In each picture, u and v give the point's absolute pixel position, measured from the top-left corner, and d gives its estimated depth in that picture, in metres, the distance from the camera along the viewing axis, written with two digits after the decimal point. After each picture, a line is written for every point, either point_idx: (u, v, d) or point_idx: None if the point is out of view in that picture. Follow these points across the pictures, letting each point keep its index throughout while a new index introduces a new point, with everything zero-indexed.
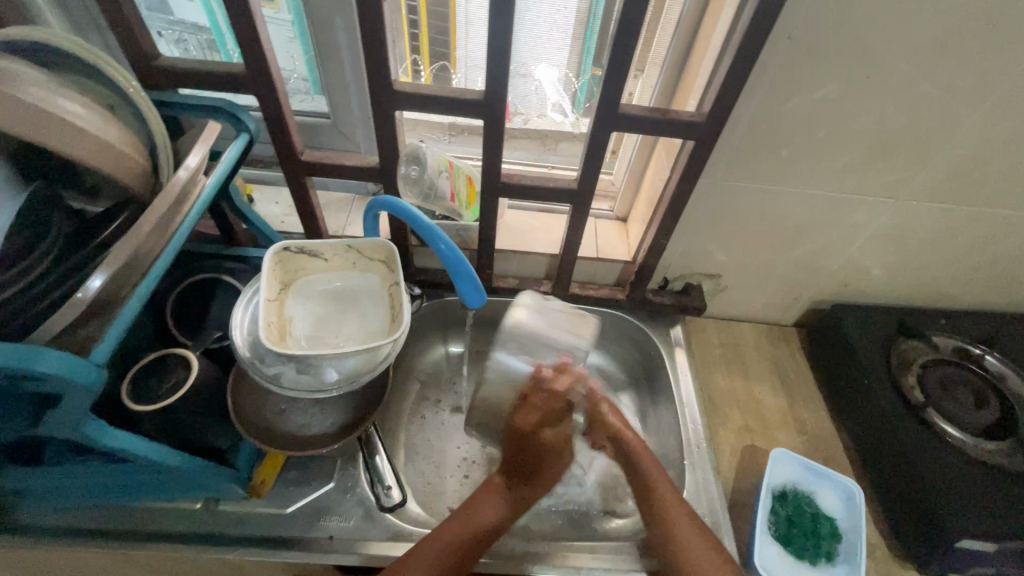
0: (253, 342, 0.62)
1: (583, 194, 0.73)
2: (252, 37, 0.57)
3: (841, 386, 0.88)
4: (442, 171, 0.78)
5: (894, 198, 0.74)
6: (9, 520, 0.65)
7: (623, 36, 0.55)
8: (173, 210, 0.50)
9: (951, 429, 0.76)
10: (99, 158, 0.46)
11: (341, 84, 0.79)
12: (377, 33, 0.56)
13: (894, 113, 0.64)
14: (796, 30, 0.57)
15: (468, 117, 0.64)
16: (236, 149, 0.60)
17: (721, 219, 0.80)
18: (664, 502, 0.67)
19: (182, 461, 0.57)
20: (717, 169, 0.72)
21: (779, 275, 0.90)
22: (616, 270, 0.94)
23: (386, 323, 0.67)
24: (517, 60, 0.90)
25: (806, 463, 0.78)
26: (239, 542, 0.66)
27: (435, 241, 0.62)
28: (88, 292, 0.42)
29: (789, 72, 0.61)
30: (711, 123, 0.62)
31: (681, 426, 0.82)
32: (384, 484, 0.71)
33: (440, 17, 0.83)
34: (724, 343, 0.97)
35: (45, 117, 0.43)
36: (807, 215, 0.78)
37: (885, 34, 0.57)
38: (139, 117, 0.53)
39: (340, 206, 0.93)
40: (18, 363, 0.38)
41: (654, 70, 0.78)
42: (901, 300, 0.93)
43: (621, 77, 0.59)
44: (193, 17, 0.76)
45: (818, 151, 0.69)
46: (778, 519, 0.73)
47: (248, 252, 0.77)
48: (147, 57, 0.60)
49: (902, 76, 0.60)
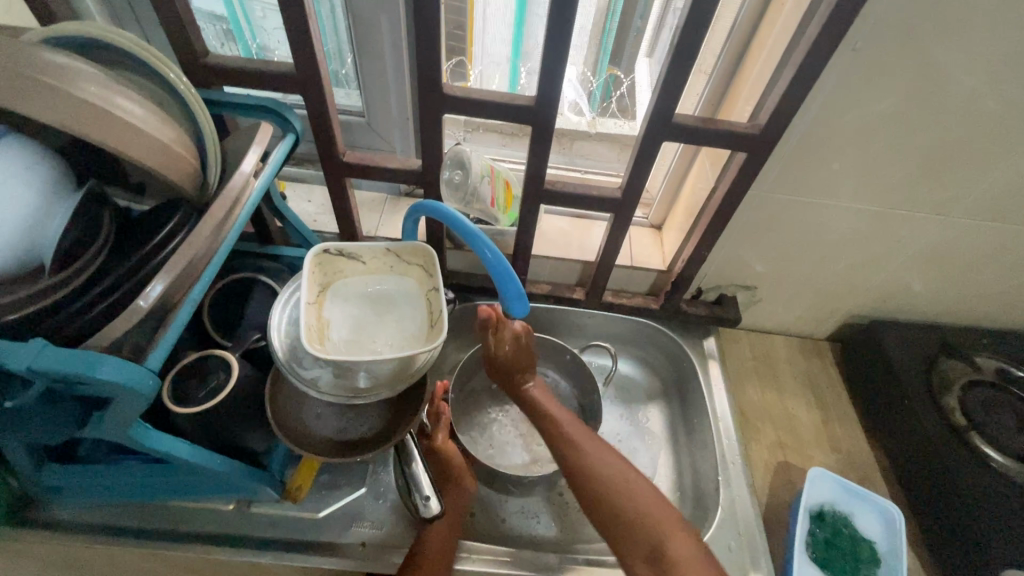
0: (291, 344, 0.62)
1: (625, 202, 0.72)
2: (304, 35, 0.56)
3: (879, 404, 0.86)
4: (484, 177, 0.77)
5: (946, 215, 0.72)
6: (42, 514, 0.64)
7: (684, 44, 0.54)
8: (226, 213, 0.49)
9: (994, 453, 0.73)
10: (152, 157, 0.45)
11: (381, 84, 0.77)
12: (431, 35, 0.55)
13: (957, 130, 0.62)
14: (861, 42, 0.55)
15: (516, 121, 0.63)
16: (284, 150, 0.59)
17: (763, 231, 0.79)
18: (601, 465, 0.63)
19: (221, 465, 0.57)
20: (766, 180, 0.71)
21: (817, 288, 0.88)
22: (650, 278, 0.92)
23: (424, 328, 0.66)
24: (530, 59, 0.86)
25: (843, 484, 0.76)
26: (271, 545, 0.65)
27: (481, 248, 0.61)
28: (150, 299, 0.42)
29: (850, 85, 0.59)
30: (767, 134, 0.61)
31: (715, 442, 0.80)
32: (422, 493, 0.64)
33: (458, 12, 0.82)
34: (756, 355, 0.95)
35: (101, 115, 0.42)
36: (854, 231, 0.77)
37: (955, 51, 0.55)
38: (189, 114, 0.51)
39: (373, 206, 0.92)
40: (79, 370, 0.38)
41: (700, 78, 0.76)
42: (941, 317, 0.90)
43: (677, 86, 0.57)
44: (207, 7, 0.75)
45: (874, 165, 0.67)
46: (816, 541, 0.72)
47: (283, 251, 0.77)
48: (196, 53, 0.59)
49: (970, 92, 0.58)
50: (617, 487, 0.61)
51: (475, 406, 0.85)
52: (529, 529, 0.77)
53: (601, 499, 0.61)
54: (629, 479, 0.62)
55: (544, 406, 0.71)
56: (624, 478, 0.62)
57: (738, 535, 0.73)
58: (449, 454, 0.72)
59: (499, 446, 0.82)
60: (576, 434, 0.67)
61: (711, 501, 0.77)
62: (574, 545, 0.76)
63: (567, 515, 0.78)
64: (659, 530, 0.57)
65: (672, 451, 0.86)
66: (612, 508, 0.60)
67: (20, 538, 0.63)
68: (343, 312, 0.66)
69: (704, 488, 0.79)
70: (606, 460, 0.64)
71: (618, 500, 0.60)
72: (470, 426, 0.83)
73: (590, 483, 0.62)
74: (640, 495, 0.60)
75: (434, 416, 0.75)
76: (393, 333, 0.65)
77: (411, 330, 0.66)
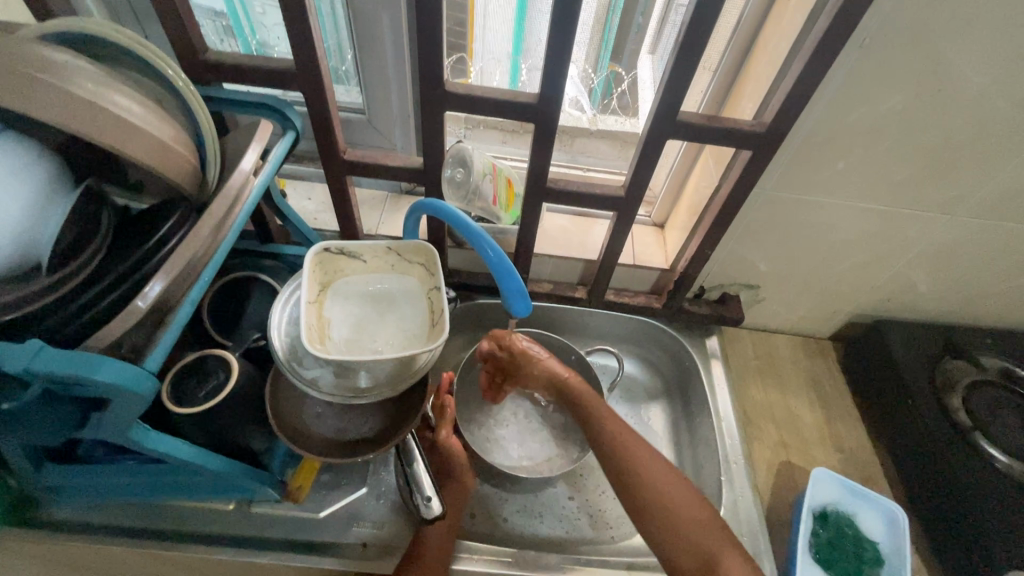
0: (292, 344, 0.61)
1: (629, 201, 0.71)
2: (304, 32, 0.55)
3: (883, 404, 0.85)
4: (486, 174, 0.76)
5: (952, 214, 0.71)
6: (41, 514, 0.64)
7: (689, 41, 0.53)
8: (226, 212, 0.49)
9: (998, 453, 0.73)
10: (151, 156, 0.45)
11: (382, 81, 0.77)
12: (433, 31, 0.54)
13: (963, 128, 0.61)
14: (868, 39, 0.55)
15: (519, 119, 0.62)
16: (283, 148, 0.59)
17: (767, 230, 0.78)
18: (656, 476, 0.61)
19: (222, 466, 0.56)
20: (770, 179, 0.70)
21: (820, 287, 0.87)
22: (653, 277, 0.92)
23: (425, 328, 0.65)
24: (530, 57, 0.85)
25: (848, 484, 0.75)
26: (272, 546, 0.65)
27: (482, 247, 0.61)
28: (148, 299, 0.42)
29: (856, 82, 0.59)
30: (772, 132, 0.60)
31: (718, 442, 0.80)
32: (423, 494, 0.63)
33: (460, 8, 0.81)
34: (759, 354, 0.95)
35: (99, 113, 0.41)
36: (858, 230, 0.76)
37: (964, 49, 0.54)
38: (188, 112, 0.51)
39: (373, 203, 0.91)
40: (78, 372, 0.37)
41: (704, 75, 0.75)
42: (945, 317, 0.90)
43: (682, 83, 0.57)
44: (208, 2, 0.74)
45: (879, 163, 0.67)
46: (820, 542, 0.72)
47: (283, 249, 0.77)
48: (194, 50, 0.58)
49: (978, 91, 0.58)
50: (672, 501, 0.59)
51: (475, 405, 0.85)
52: (532, 529, 0.77)
53: (656, 512, 0.59)
54: (672, 485, 0.60)
55: (597, 409, 0.68)
56: (679, 491, 0.60)
57: (741, 535, 0.72)
58: (449, 450, 0.73)
59: (496, 444, 0.81)
60: (632, 441, 0.64)
61: (714, 501, 0.76)
62: (577, 546, 0.75)
63: (570, 515, 0.78)
64: (705, 542, 0.56)
65: (674, 451, 0.86)
66: (669, 520, 0.58)
67: (19, 538, 0.62)
68: (344, 311, 0.65)
69: (707, 488, 0.79)
70: (661, 471, 0.62)
71: (676, 514, 0.58)
72: (469, 422, 0.83)
73: (644, 495, 0.60)
74: (684, 502, 0.59)
75: (440, 411, 0.74)
76: (394, 332, 0.65)
77: (412, 329, 0.65)
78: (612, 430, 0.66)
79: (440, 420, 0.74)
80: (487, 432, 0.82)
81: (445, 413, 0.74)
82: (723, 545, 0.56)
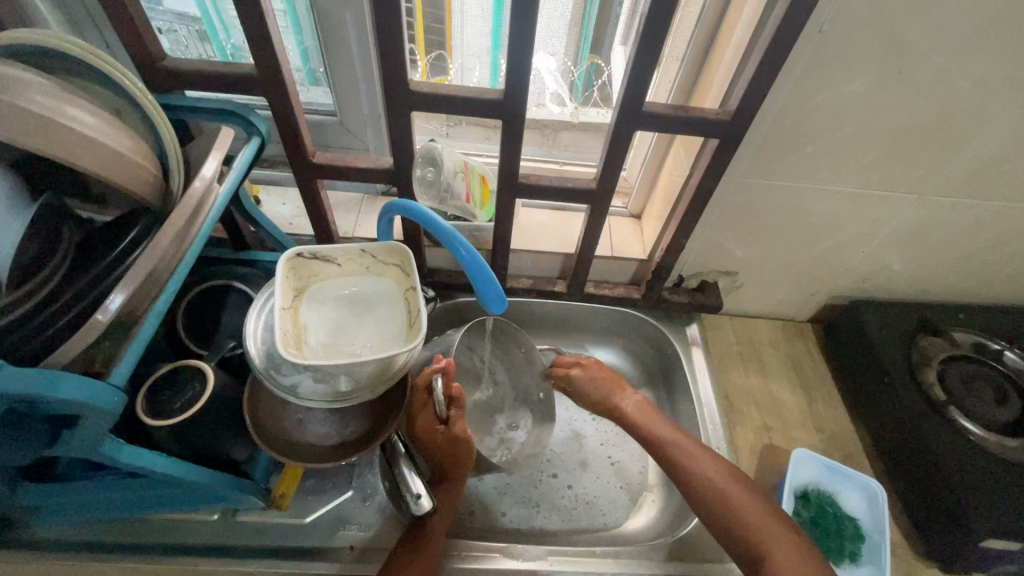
0: (268, 351, 0.60)
1: (603, 193, 0.71)
2: (262, 36, 0.54)
3: (862, 383, 0.86)
4: (457, 173, 0.78)
5: (919, 193, 0.73)
6: (18, 534, 0.63)
7: (651, 33, 0.53)
8: (188, 223, 0.49)
9: (971, 425, 0.74)
10: (111, 170, 0.44)
11: (350, 84, 0.76)
12: (394, 28, 0.53)
13: (924, 109, 0.62)
14: (827, 23, 0.55)
15: (487, 116, 0.62)
16: (248, 154, 0.58)
17: (740, 216, 0.79)
18: (670, 437, 0.68)
19: (201, 475, 0.56)
20: (740, 166, 0.71)
21: (796, 271, 0.88)
22: (631, 268, 0.92)
23: (402, 328, 0.65)
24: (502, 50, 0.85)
25: (828, 463, 0.77)
26: (258, 553, 0.65)
27: (454, 245, 0.60)
28: (108, 312, 0.41)
29: (818, 67, 0.59)
30: (737, 119, 0.61)
31: (700, 427, 0.81)
32: (412, 492, 0.63)
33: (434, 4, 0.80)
34: (739, 340, 0.96)
35: (48, 125, 0.40)
36: (830, 212, 0.77)
37: (919, 29, 0.55)
38: (148, 122, 0.50)
39: (349, 206, 0.91)
40: (38, 390, 0.37)
41: (672, 64, 0.76)
42: (917, 296, 0.92)
43: (646, 74, 0.57)
44: (183, 7, 0.73)
45: (844, 146, 0.68)
46: (803, 521, 0.73)
47: (258, 256, 0.76)
48: (154, 59, 0.58)
49: (935, 72, 0.58)
50: (678, 452, 0.66)
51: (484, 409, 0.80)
52: (527, 521, 0.77)
53: (675, 459, 0.66)
54: (682, 442, 0.67)
55: (692, 457, 0.65)
56: (736, 496, 0.61)
57: None
58: (468, 440, 0.65)
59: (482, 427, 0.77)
60: (720, 481, 0.63)
61: None
62: (567, 536, 0.76)
63: (563, 506, 0.79)
64: (731, 508, 0.61)
65: None
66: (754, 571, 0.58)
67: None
68: (320, 316, 0.65)
69: None
70: (675, 438, 0.68)
71: (689, 462, 0.65)
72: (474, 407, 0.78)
73: (664, 443, 0.68)
74: (696, 460, 0.65)
75: (450, 399, 0.65)
76: (373, 334, 0.64)
77: (390, 331, 0.65)
78: (703, 476, 0.63)
79: (457, 410, 0.65)
80: (483, 411, 0.79)
81: (457, 402, 0.65)
82: (770, 525, 0.59)
